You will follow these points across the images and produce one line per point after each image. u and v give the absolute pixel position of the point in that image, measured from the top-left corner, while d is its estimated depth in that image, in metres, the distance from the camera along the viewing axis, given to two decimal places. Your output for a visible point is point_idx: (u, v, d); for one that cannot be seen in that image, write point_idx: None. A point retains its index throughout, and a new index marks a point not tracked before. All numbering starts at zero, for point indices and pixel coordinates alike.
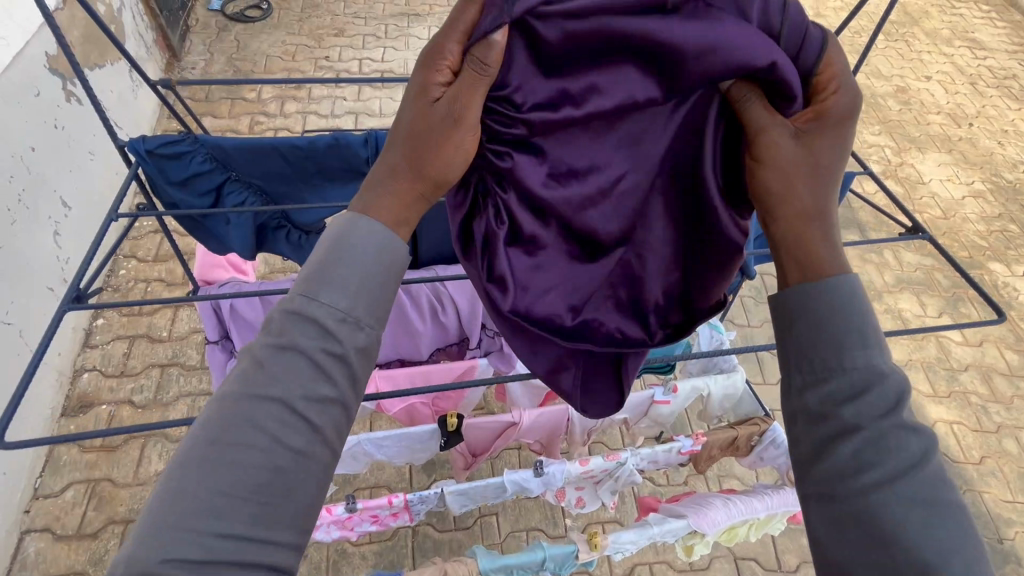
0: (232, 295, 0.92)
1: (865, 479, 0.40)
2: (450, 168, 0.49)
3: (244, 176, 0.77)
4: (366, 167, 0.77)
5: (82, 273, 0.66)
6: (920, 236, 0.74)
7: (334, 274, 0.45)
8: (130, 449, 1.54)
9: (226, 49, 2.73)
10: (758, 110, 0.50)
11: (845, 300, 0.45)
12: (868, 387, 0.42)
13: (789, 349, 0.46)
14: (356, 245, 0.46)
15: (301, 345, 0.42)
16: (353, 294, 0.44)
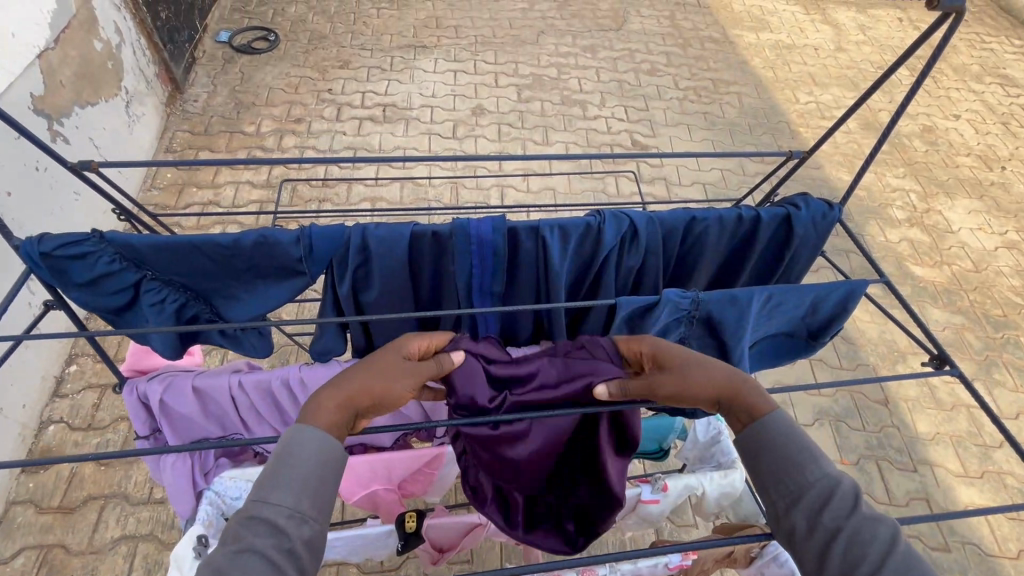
0: (162, 391, 0.83)
1: (859, 570, 0.51)
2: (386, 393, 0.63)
3: (162, 273, 0.68)
4: (299, 266, 0.68)
5: None
6: (950, 370, 0.68)
7: (276, 480, 0.54)
8: (89, 511, 1.46)
9: (230, 80, 2.71)
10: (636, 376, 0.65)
11: (787, 432, 0.59)
12: (830, 495, 0.55)
13: (763, 482, 0.59)
14: (299, 454, 0.56)
15: (255, 546, 0.51)
16: (298, 492, 0.54)
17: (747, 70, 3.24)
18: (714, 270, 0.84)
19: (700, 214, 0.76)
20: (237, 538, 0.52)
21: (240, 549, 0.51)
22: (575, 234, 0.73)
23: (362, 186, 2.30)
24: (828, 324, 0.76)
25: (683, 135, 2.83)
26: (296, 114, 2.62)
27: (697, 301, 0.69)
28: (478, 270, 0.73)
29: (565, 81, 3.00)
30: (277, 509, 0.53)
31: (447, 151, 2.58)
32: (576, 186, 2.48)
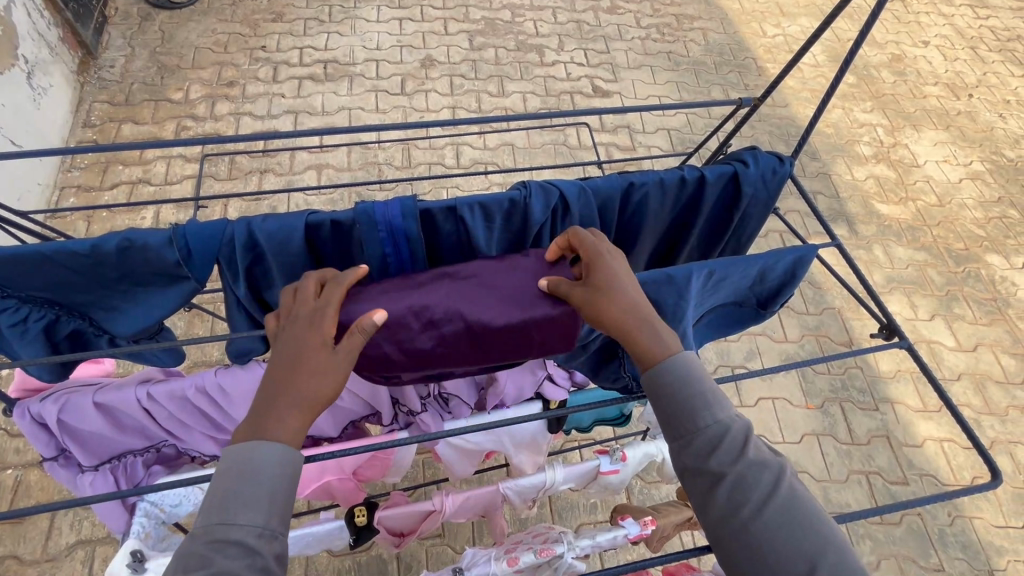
0: (58, 412, 0.75)
1: (739, 514, 0.50)
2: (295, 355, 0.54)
3: (16, 290, 0.59)
4: (179, 270, 0.59)
5: None
6: (903, 342, 0.65)
7: (237, 497, 0.47)
8: (38, 520, 1.39)
9: (149, 41, 2.45)
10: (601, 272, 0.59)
11: (686, 374, 0.55)
12: (720, 439, 0.53)
13: (660, 424, 0.55)
14: (259, 465, 0.48)
15: (224, 568, 0.44)
16: (265, 507, 0.48)
17: (712, 3, 3.06)
18: (659, 237, 0.78)
19: (637, 178, 0.69)
20: (204, 563, 0.45)
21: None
22: (499, 211, 0.66)
23: (306, 153, 2.14)
24: (779, 292, 0.72)
25: (646, 78, 2.69)
26: (228, 76, 2.40)
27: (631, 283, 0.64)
28: (394, 257, 0.65)
29: (520, 25, 2.79)
30: (244, 528, 0.46)
31: (397, 109, 2.40)
32: (537, 139, 2.35)
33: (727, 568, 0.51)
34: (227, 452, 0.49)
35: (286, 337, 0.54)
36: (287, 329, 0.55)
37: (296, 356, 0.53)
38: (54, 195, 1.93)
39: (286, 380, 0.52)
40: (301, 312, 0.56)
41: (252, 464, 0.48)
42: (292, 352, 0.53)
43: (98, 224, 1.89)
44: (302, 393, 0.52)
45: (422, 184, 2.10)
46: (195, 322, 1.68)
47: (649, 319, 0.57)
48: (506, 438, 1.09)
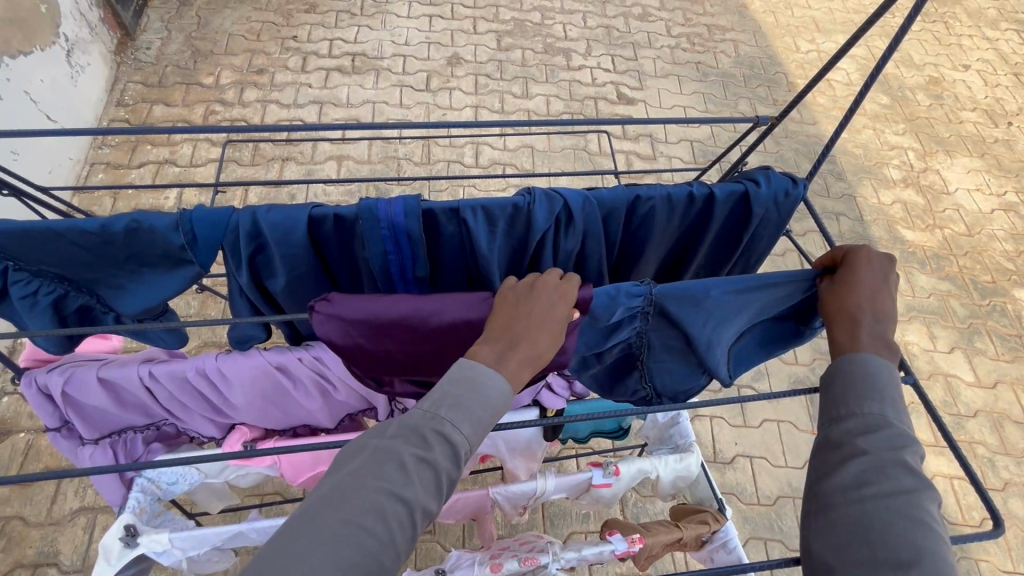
0: (63, 383, 0.78)
1: (862, 490, 0.50)
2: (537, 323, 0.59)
3: (28, 263, 0.61)
4: (184, 255, 0.61)
5: None
6: (910, 380, 0.63)
7: (464, 407, 0.53)
8: (45, 484, 1.44)
9: (186, 26, 2.50)
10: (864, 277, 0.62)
11: (871, 374, 0.56)
12: (877, 428, 0.53)
13: (821, 398, 0.58)
14: (488, 385, 0.54)
15: (434, 462, 0.50)
16: (478, 426, 0.53)
17: (746, 15, 3.02)
18: (666, 252, 0.77)
19: (644, 192, 0.68)
20: (423, 445, 0.51)
21: (425, 459, 0.50)
22: (502, 216, 0.66)
23: (328, 144, 2.17)
24: (803, 316, 0.71)
25: (673, 87, 2.66)
26: (258, 64, 2.45)
27: (650, 294, 0.66)
28: (395, 256, 0.65)
29: (549, 27, 2.79)
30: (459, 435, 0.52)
31: (420, 105, 2.42)
32: (557, 143, 2.35)
33: (816, 538, 0.51)
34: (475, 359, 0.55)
35: (545, 300, 0.59)
36: (540, 293, 0.60)
37: (546, 317, 0.59)
38: (84, 170, 1.99)
39: (526, 335, 0.57)
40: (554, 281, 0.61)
41: (484, 383, 0.54)
42: (540, 312, 0.59)
43: (123, 201, 1.95)
44: (532, 348, 0.57)
45: (439, 182, 2.11)
46: (209, 303, 1.72)
47: (874, 321, 0.59)
48: (501, 442, 1.10)
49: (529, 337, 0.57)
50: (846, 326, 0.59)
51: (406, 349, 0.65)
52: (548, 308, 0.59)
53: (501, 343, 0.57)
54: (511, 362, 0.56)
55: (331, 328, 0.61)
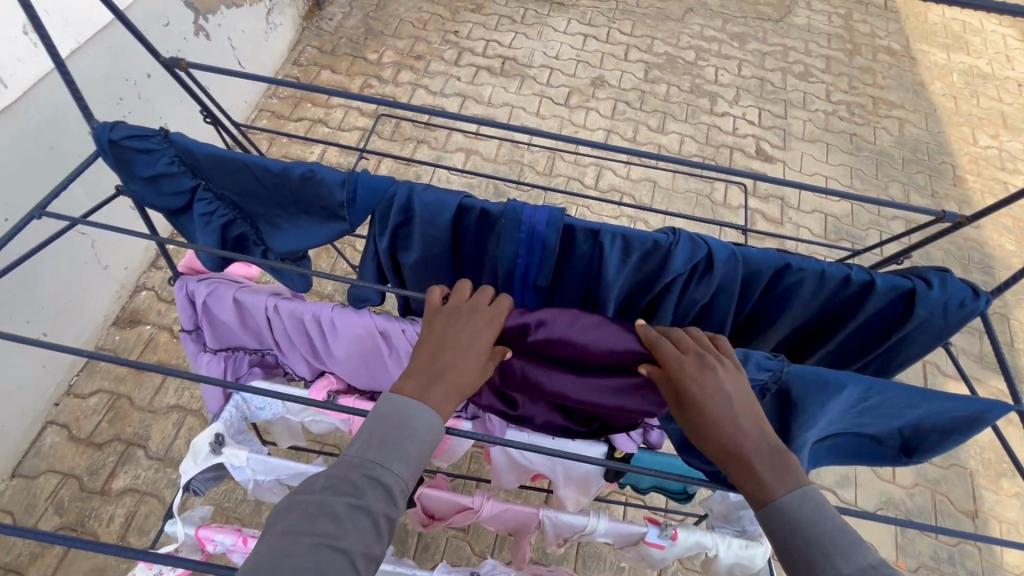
0: (206, 294, 0.87)
1: None
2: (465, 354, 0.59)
3: (215, 186, 0.69)
4: (341, 211, 0.65)
5: None
6: None
7: (393, 445, 0.54)
8: (155, 375, 1.62)
9: (366, 6, 2.75)
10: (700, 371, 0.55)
11: (793, 518, 0.49)
12: None
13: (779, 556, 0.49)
14: (413, 421, 0.55)
15: (369, 506, 0.51)
16: (408, 462, 0.54)
17: (921, 95, 2.77)
18: (798, 327, 0.71)
19: (797, 261, 0.63)
20: (353, 491, 0.52)
21: (355, 504, 0.51)
22: (639, 248, 0.64)
23: (461, 136, 2.27)
24: (938, 442, 0.62)
25: (819, 154, 2.50)
26: (418, 50, 2.62)
27: (780, 375, 0.59)
28: (523, 260, 0.66)
29: (700, 68, 2.74)
30: (391, 475, 0.53)
31: (555, 118, 2.46)
32: (681, 184, 2.28)
33: None
34: (389, 397, 0.56)
35: (472, 328, 0.61)
36: (463, 317, 0.61)
37: (472, 349, 0.60)
38: (254, 114, 2.23)
39: (449, 369, 0.58)
40: (479, 309, 0.62)
41: (405, 418, 0.55)
42: (468, 342, 0.60)
43: (277, 148, 2.17)
44: (460, 378, 0.59)
45: (555, 195, 2.14)
46: (324, 256, 1.86)
47: (742, 441, 0.52)
48: (560, 466, 1.07)
49: (454, 370, 0.58)
50: (734, 467, 0.51)
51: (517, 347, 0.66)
52: (473, 339, 0.61)
53: (424, 375, 0.58)
54: (434, 393, 0.57)
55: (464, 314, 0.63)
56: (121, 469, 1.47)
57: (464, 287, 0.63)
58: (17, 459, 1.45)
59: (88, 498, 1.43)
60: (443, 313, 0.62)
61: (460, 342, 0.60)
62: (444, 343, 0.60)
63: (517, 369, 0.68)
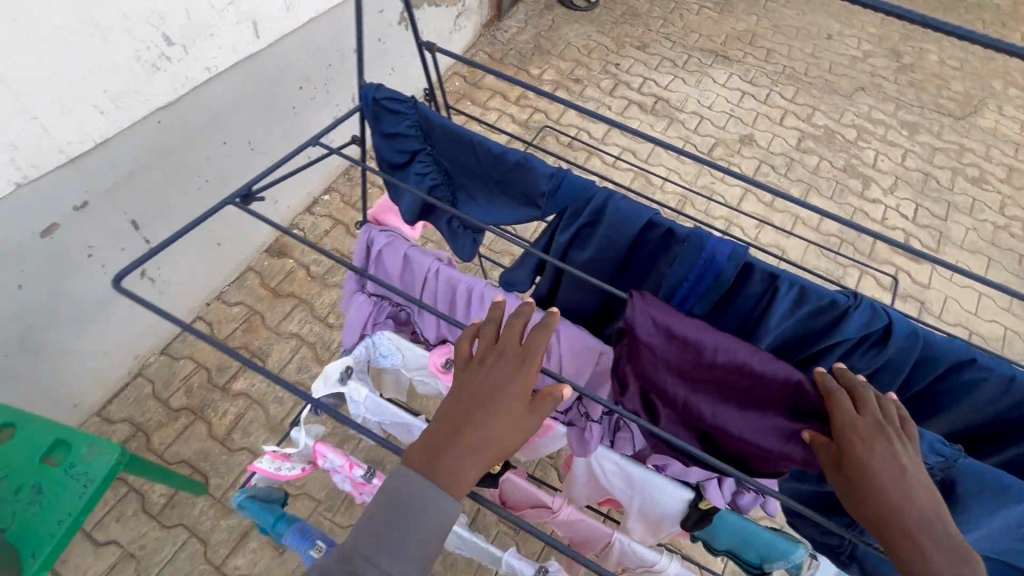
0: (384, 244, 0.97)
1: None
2: (486, 425, 0.57)
3: (437, 153, 0.79)
4: (539, 200, 0.72)
5: (264, 175, 0.78)
6: None
7: (396, 534, 0.54)
8: (286, 303, 1.82)
9: (540, 25, 2.93)
10: (868, 428, 0.55)
11: None
12: None
13: None
14: (420, 509, 0.55)
15: None
16: (413, 552, 0.54)
17: None
18: (954, 427, 0.70)
19: (983, 360, 0.61)
20: None
21: None
22: (814, 303, 0.65)
23: (600, 161, 2.34)
24: None
25: (977, 267, 2.28)
26: (578, 74, 2.75)
27: (953, 462, 0.58)
28: (690, 285, 0.69)
29: (860, 148, 2.61)
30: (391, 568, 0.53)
31: (695, 165, 2.46)
32: (812, 260, 2.19)
33: None
34: (396, 470, 0.56)
35: (500, 372, 0.60)
36: (489, 373, 0.60)
37: (501, 396, 0.58)
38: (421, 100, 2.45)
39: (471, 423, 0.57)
40: (511, 354, 0.61)
41: (410, 505, 0.55)
42: (498, 392, 0.59)
43: None
44: (484, 432, 0.57)
45: None
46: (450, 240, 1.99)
47: (907, 507, 0.50)
48: (637, 499, 0.97)
49: (479, 423, 0.57)
50: (891, 529, 0.50)
51: (681, 368, 0.66)
52: (505, 384, 0.59)
53: (437, 441, 0.57)
54: (453, 457, 0.56)
55: (641, 322, 0.65)
56: (241, 374, 1.66)
57: (517, 330, 0.63)
58: (167, 340, 1.68)
59: (210, 391, 1.62)
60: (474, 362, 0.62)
61: (484, 402, 0.58)
62: (468, 406, 0.58)
63: (679, 388, 0.67)
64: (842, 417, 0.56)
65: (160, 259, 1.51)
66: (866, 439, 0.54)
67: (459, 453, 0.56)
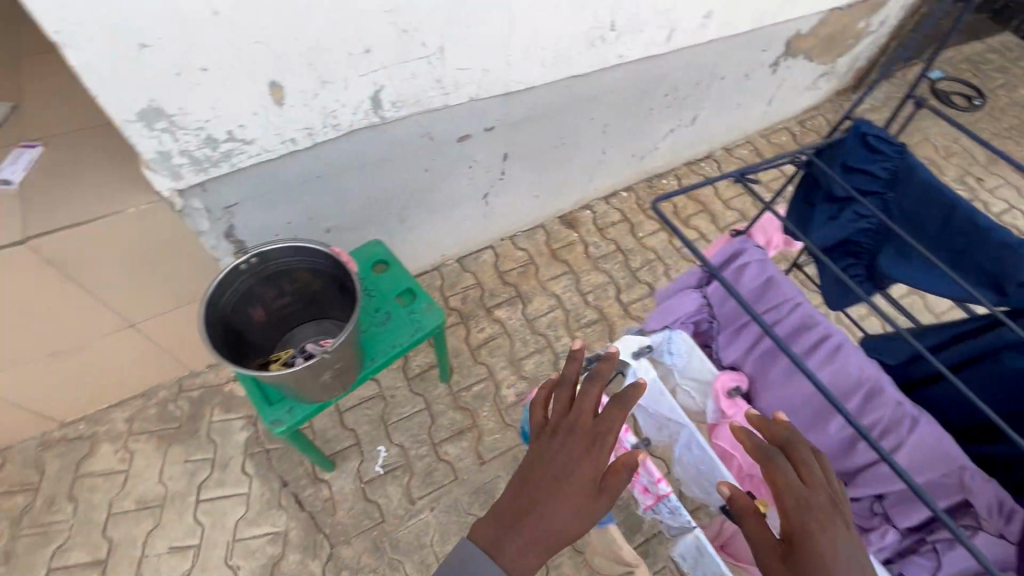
0: (755, 258, 1.02)
1: None
2: (551, 504, 0.68)
3: (895, 202, 0.95)
4: (1006, 282, 0.82)
5: (766, 164, 0.99)
6: None
7: None
8: (559, 267, 2.00)
9: (902, 109, 2.64)
10: (787, 477, 0.66)
11: None
12: None
13: None
14: (474, 571, 0.67)
15: None
16: None
17: None
18: None
19: None
20: None
21: None
22: None
23: None
24: None
25: None
26: None
27: None
28: None
29: None
30: None
31: None
32: None
33: None
34: (461, 539, 0.69)
35: (568, 453, 0.71)
36: (561, 449, 0.72)
37: (566, 481, 0.69)
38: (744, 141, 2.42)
39: (535, 505, 0.69)
40: (575, 435, 0.72)
41: (469, 566, 0.67)
42: (563, 474, 0.70)
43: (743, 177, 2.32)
44: (547, 514, 0.68)
45: None
46: None
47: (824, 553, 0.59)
48: None
49: (544, 503, 0.69)
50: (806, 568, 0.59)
51: None
52: (572, 465, 0.70)
53: (504, 522, 0.69)
54: (513, 545, 0.67)
55: None
56: (503, 307, 1.88)
57: (592, 408, 0.73)
58: (464, 252, 1.98)
59: (477, 307, 1.88)
60: (546, 438, 0.74)
61: (557, 473, 0.70)
62: (539, 484, 0.70)
63: None
64: (777, 463, 0.67)
65: (500, 190, 1.79)
66: (785, 484, 0.65)
67: (527, 524, 0.68)
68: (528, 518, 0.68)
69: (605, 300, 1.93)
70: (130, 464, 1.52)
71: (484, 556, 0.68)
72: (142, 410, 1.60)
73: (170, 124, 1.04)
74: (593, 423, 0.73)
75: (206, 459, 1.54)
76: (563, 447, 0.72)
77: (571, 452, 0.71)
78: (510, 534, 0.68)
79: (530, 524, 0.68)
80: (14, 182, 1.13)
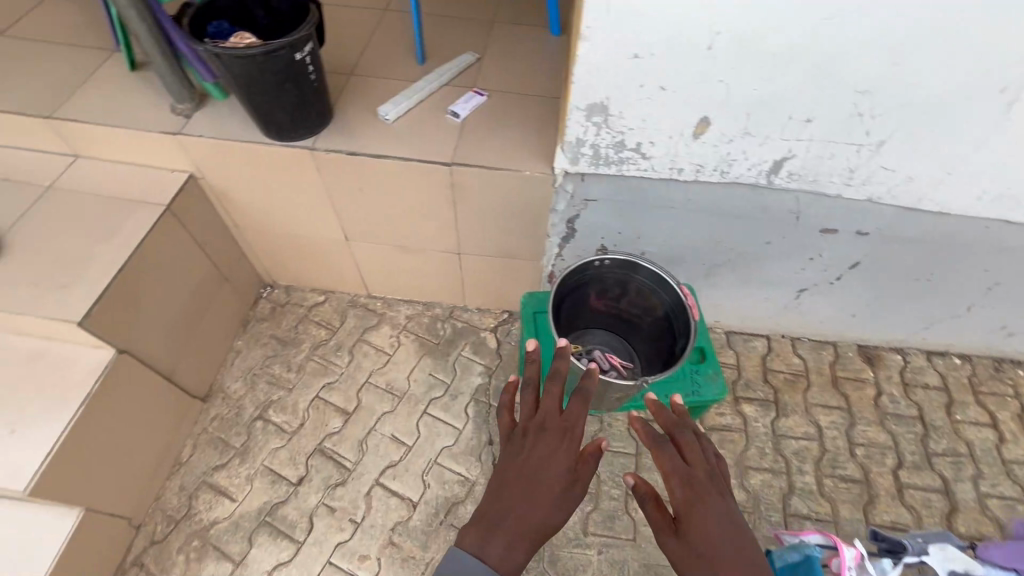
0: None
1: None
2: (521, 499, 0.87)
3: None
4: None
5: None
6: None
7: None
8: (835, 398, 1.72)
9: None
10: (669, 465, 0.85)
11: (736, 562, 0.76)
12: None
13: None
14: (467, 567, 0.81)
15: None
16: None
17: None
18: None
19: None
20: None
21: None
22: None
23: None
24: None
25: None
26: None
27: None
28: None
29: None
30: None
31: None
32: None
33: None
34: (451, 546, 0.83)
35: (548, 447, 0.91)
36: (531, 449, 0.92)
37: (540, 480, 0.89)
38: None
39: (515, 507, 0.86)
40: (544, 437, 0.92)
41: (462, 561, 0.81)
42: (537, 476, 0.89)
43: None
44: (526, 516, 0.85)
45: None
46: None
47: (701, 517, 0.80)
48: None
49: (520, 504, 0.86)
50: (692, 529, 0.79)
51: None
52: (541, 467, 0.90)
53: (490, 522, 0.85)
54: (496, 545, 0.83)
55: None
56: (754, 405, 1.70)
57: (547, 409, 0.95)
58: (737, 330, 1.85)
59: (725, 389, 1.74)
60: (520, 447, 0.92)
61: (524, 469, 0.90)
62: (514, 485, 0.88)
63: None
64: (668, 453, 0.86)
65: (821, 292, 1.61)
66: (672, 470, 0.85)
67: (510, 518, 0.85)
68: (508, 514, 0.86)
69: (878, 464, 1.60)
70: (394, 352, 1.79)
71: (470, 553, 0.82)
72: (418, 316, 1.88)
73: (603, 121, 1.15)
74: (561, 420, 0.94)
75: (443, 383, 1.74)
76: (520, 449, 0.93)
77: (524, 452, 0.92)
78: (496, 529, 0.84)
79: (514, 514, 0.86)
80: (459, 117, 1.40)
